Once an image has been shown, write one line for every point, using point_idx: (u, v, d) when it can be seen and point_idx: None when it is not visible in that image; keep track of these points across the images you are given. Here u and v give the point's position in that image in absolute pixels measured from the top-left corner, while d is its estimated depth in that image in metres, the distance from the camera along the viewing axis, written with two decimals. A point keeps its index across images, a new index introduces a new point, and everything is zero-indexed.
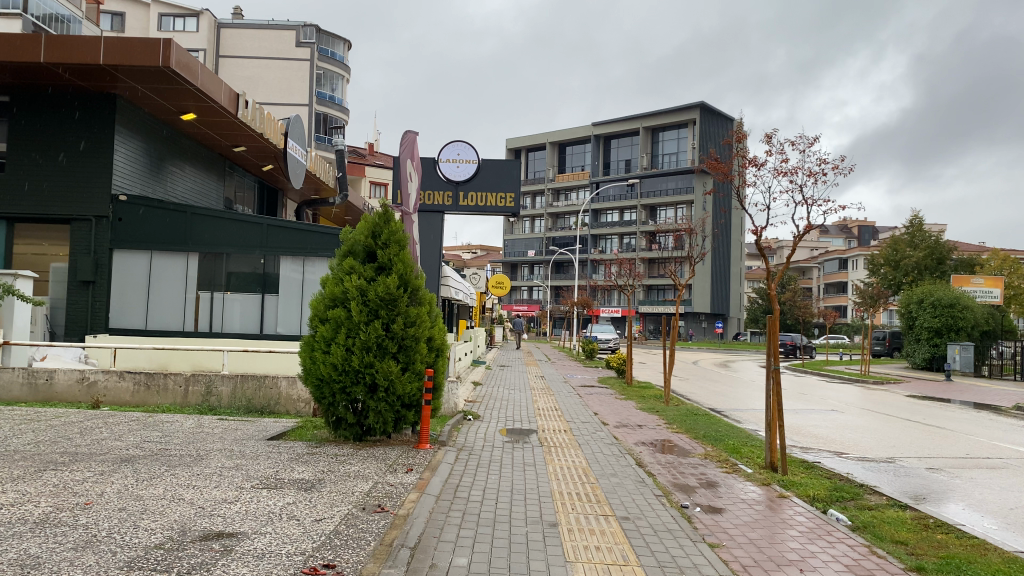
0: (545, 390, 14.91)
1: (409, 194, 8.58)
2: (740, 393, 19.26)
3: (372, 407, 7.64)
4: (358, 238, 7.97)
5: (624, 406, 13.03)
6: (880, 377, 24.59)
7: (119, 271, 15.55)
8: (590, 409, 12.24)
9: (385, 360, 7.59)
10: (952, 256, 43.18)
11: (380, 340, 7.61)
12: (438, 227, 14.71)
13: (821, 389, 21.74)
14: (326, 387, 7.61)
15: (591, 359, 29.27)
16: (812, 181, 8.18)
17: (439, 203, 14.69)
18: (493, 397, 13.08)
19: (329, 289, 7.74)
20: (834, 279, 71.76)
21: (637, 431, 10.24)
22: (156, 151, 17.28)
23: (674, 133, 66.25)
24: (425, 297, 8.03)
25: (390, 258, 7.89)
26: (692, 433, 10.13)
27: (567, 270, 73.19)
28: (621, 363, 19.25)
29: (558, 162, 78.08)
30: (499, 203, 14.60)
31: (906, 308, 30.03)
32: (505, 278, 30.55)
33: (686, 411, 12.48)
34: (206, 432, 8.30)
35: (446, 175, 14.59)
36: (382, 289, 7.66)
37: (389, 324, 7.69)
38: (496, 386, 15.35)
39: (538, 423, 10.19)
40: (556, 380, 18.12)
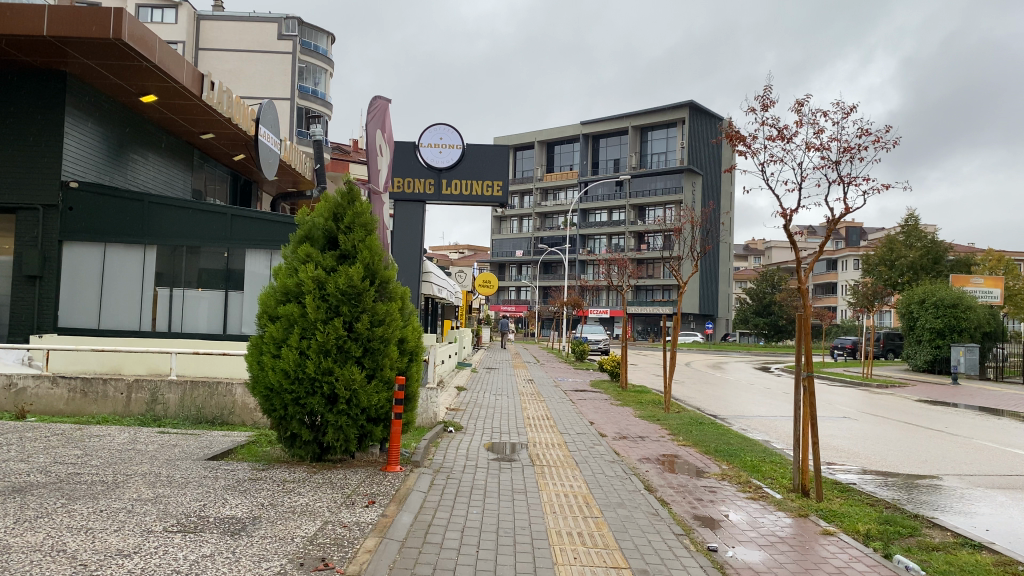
0: (535, 396, 13.71)
1: (378, 169, 7.32)
2: (740, 398, 18.16)
3: (330, 422, 6.42)
4: (317, 221, 6.75)
5: (622, 415, 11.84)
6: (882, 381, 23.57)
7: (69, 264, 14.21)
8: (585, 418, 11.06)
9: (347, 367, 6.37)
10: (949, 256, 42.37)
11: (340, 342, 6.39)
12: (418, 218, 13.44)
13: (823, 392, 20.69)
14: (276, 398, 6.42)
15: (580, 360, 28.12)
16: (849, 156, 7.04)
17: (420, 190, 13.45)
18: (478, 404, 11.88)
19: (281, 281, 6.53)
20: (823, 279, 71.14)
21: (640, 444, 9.07)
22: (115, 138, 15.96)
23: (663, 132, 65.35)
24: (395, 292, 6.81)
25: (355, 244, 6.67)
26: (702, 446, 8.95)
27: (555, 270, 72.09)
28: (615, 366, 18.04)
29: (546, 161, 77.08)
30: (486, 192, 13.42)
31: (907, 309, 29.06)
32: (492, 277, 29.37)
33: (690, 420, 11.33)
34: (135, 449, 7.01)
35: (427, 161, 13.38)
36: (343, 281, 6.44)
37: (351, 322, 6.47)
38: (483, 391, 14.13)
39: (527, 436, 8.99)
40: (546, 383, 16.92)
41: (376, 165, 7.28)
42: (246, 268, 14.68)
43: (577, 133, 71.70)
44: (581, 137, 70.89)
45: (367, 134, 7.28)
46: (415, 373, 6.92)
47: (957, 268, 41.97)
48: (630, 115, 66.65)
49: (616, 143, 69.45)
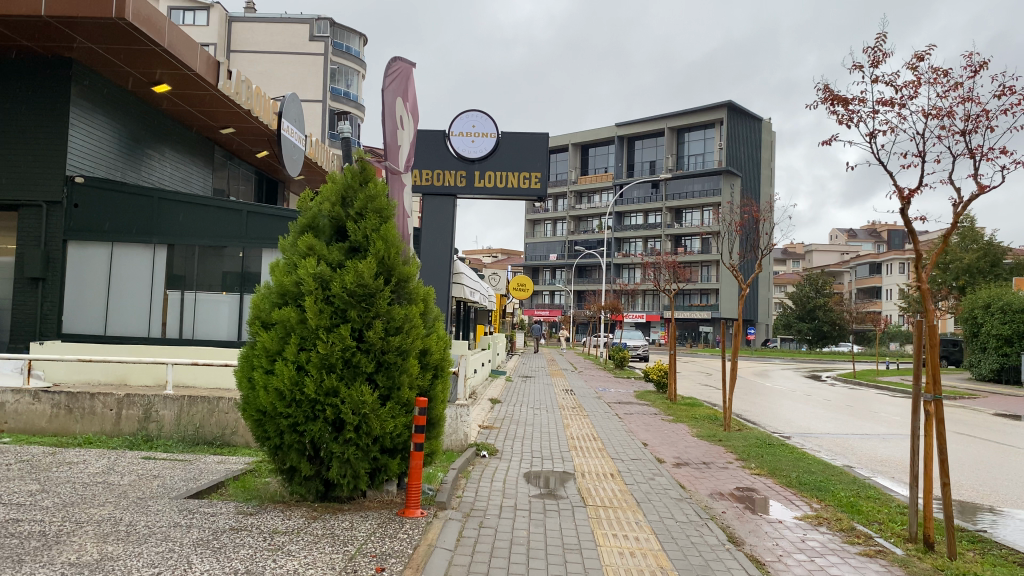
0: (577, 410, 12.41)
1: (398, 145, 6.06)
2: (797, 411, 16.69)
3: (335, 454, 5.17)
4: (324, 208, 5.54)
5: (677, 434, 10.49)
6: (947, 391, 21.90)
7: (75, 265, 13.19)
8: (637, 438, 9.74)
9: (356, 385, 5.14)
10: (1007, 258, 40.20)
11: (348, 354, 5.15)
12: (448, 214, 12.23)
13: (885, 404, 19.11)
14: (270, 423, 5.21)
15: (619, 368, 26.76)
16: (984, 122, 5.61)
17: (450, 184, 12.22)
18: (515, 420, 10.61)
19: (278, 280, 5.32)
20: (867, 283, 69.03)
21: (705, 475, 7.74)
22: (129, 132, 15.00)
23: (701, 133, 63.63)
24: (416, 293, 5.54)
25: (368, 234, 5.43)
26: (780, 477, 7.59)
27: (591, 275, 70.69)
28: (662, 375, 16.59)
29: (581, 164, 75.61)
30: (522, 184, 12.12)
31: (970, 314, 27.20)
32: (527, 280, 28.15)
33: (757, 441, 9.96)
34: (106, 483, 5.83)
35: (457, 151, 12.16)
36: (352, 279, 5.20)
37: (361, 328, 5.23)
38: (519, 403, 12.86)
39: (574, 463, 7.69)
40: (587, 395, 15.60)
41: (394, 140, 6.02)
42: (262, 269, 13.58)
43: (612, 135, 70.25)
44: (617, 139, 69.43)
45: (384, 102, 6.03)
46: (444, 391, 5.66)
47: (1016, 271, 39.79)
48: (667, 116, 65.01)
49: (652, 144, 67.83)
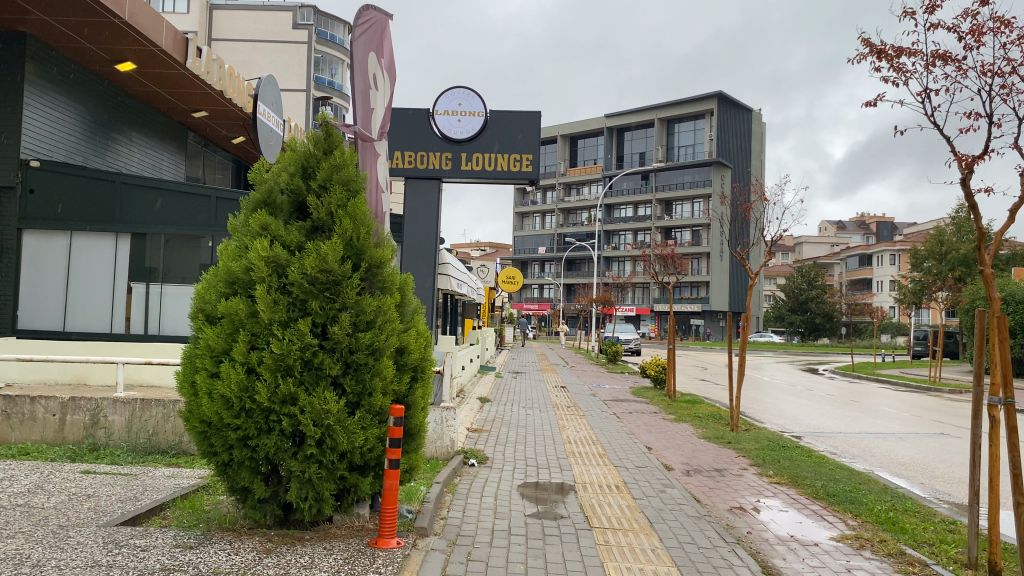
0: (573, 409, 11.58)
1: (371, 108, 5.17)
2: (802, 406, 15.91)
3: (294, 474, 4.31)
4: (281, 180, 4.67)
5: (683, 435, 9.69)
6: (951, 385, 21.23)
7: (31, 255, 12.27)
8: (640, 442, 8.91)
9: (319, 390, 4.28)
10: (1003, 249, 39.65)
11: (309, 354, 4.29)
12: (433, 199, 11.36)
13: (887, 399, 18.42)
14: (217, 436, 4.36)
15: (612, 363, 25.97)
16: None
17: (435, 167, 11.35)
18: (506, 422, 9.77)
19: (224, 266, 4.45)
20: (857, 275, 68.67)
21: (719, 485, 6.93)
22: (93, 114, 14.05)
23: (690, 124, 62.90)
24: (392, 281, 4.67)
25: (332, 211, 4.56)
26: (803, 488, 6.79)
27: (580, 267, 69.95)
28: (660, 370, 15.74)
29: (570, 156, 74.68)
30: (513, 168, 11.25)
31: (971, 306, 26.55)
32: (517, 272, 27.35)
33: (770, 444, 9.17)
34: (25, 505, 4.94)
35: (442, 131, 11.29)
36: (313, 264, 4.33)
37: (323, 322, 4.36)
38: (511, 402, 12.03)
39: (574, 473, 6.85)
40: (582, 392, 14.79)
41: (366, 101, 5.13)
42: None
43: (601, 127, 69.39)
44: (606, 130, 68.62)
45: (354, 57, 5.15)
46: (426, 394, 4.80)
47: (1012, 261, 39.24)
48: (657, 107, 64.22)
49: (642, 136, 67.02)
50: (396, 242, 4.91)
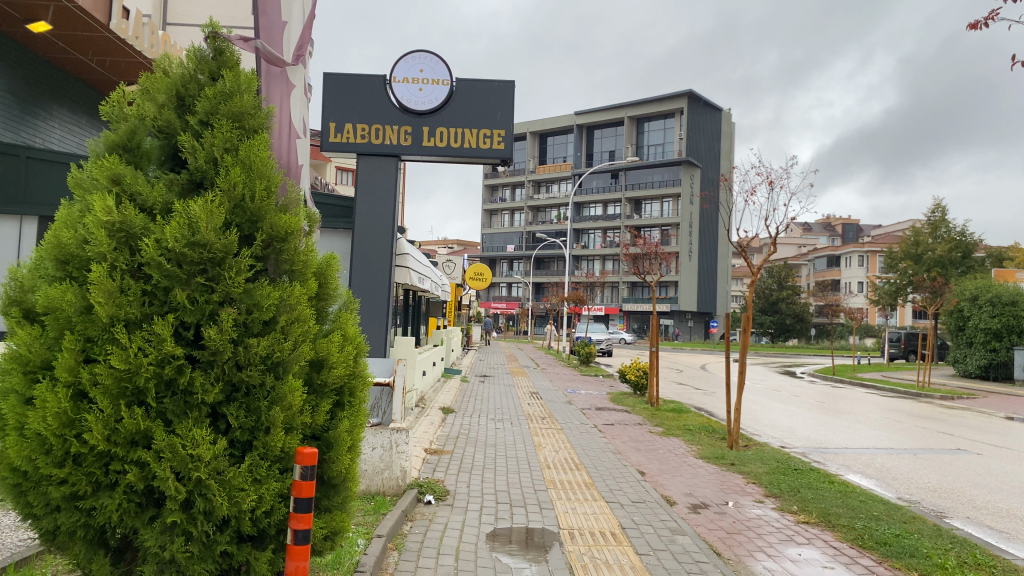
0: (548, 422, 10.16)
1: (282, 23, 3.72)
2: (792, 414, 14.66)
3: (151, 553, 2.82)
4: (146, 115, 3.19)
5: (676, 455, 8.31)
6: (940, 390, 20.17)
7: None
8: (629, 465, 7.54)
9: (188, 429, 2.81)
10: (978, 251, 38.95)
11: (173, 373, 2.82)
12: (390, 179, 9.88)
13: (879, 405, 17.29)
14: (32, 493, 2.85)
15: (585, 365, 24.66)
16: None
17: (393, 143, 9.87)
18: (472, 439, 8.33)
19: (49, 235, 2.94)
20: (826, 276, 68.29)
21: (736, 527, 5.57)
22: (6, 84, 12.29)
23: (661, 123, 61.88)
24: (305, 263, 3.20)
25: (216, 157, 3.09)
26: (841, 530, 5.46)
27: (549, 266, 68.70)
28: (641, 375, 14.36)
29: (540, 154, 73.29)
30: (483, 145, 9.80)
31: (955, 307, 25.62)
32: (485, 268, 25.96)
33: (780, 466, 7.86)
34: None
35: (401, 102, 9.83)
36: (176, 232, 2.84)
37: (196, 324, 2.88)
38: (478, 414, 10.59)
39: (557, 516, 5.45)
40: (556, 399, 13.39)
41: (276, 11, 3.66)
42: None
43: (571, 124, 68.15)
44: (576, 128, 67.42)
45: None
46: (355, 426, 3.35)
47: (987, 263, 38.67)
48: (627, 105, 63.19)
49: (611, 134, 65.94)
50: (313, 210, 3.44)
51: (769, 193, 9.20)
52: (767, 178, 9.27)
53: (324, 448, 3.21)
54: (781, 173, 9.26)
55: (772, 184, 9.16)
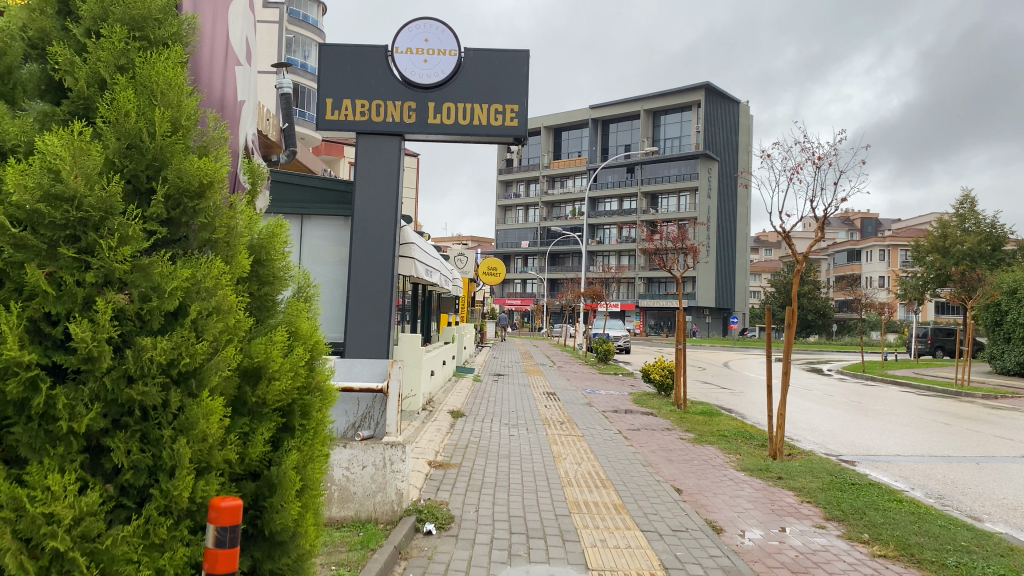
0: (567, 428, 9.21)
1: None
2: (828, 416, 13.64)
3: None
4: (13, 23, 2.24)
5: (714, 467, 7.34)
6: (981, 388, 19.07)
7: None
8: (663, 480, 6.58)
9: (44, 478, 1.85)
10: (1009, 244, 37.59)
11: (23, 392, 1.86)
12: (390, 159, 8.93)
13: (918, 404, 16.28)
14: None
15: (604, 363, 23.69)
16: None
17: (396, 121, 8.92)
18: (483, 449, 7.38)
19: None
20: (846, 271, 67.08)
21: (803, 563, 4.58)
22: None
23: (677, 115, 60.73)
24: (232, 234, 2.27)
25: (105, 78, 2.14)
26: (932, 570, 4.47)
27: (564, 262, 67.71)
28: (666, 375, 13.34)
29: (554, 149, 72.21)
30: (494, 122, 8.84)
31: (992, 301, 24.46)
32: (498, 262, 25.10)
33: (835, 480, 6.88)
34: None
35: (404, 75, 8.88)
36: (27, 182, 1.89)
37: (64, 317, 1.93)
38: (490, 418, 9.65)
39: (584, 551, 4.47)
40: (574, 401, 12.44)
41: None
42: None
43: (586, 118, 67.08)
44: (591, 122, 66.36)
45: None
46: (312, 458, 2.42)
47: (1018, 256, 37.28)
48: (643, 98, 62.03)
49: (626, 128, 64.83)
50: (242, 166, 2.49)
51: (816, 170, 8.26)
52: (814, 154, 8.33)
53: (265, 491, 2.29)
54: (829, 148, 8.33)
55: (821, 161, 8.23)
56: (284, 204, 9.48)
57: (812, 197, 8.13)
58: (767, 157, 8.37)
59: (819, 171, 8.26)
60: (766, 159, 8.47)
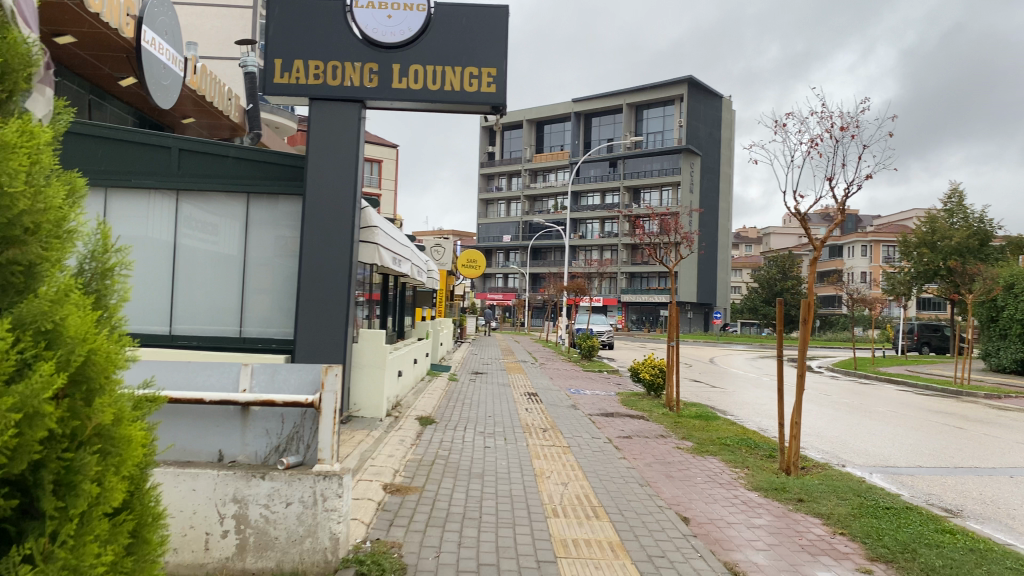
0: (548, 435, 8.17)
1: None
2: (829, 419, 12.68)
3: None
4: None
5: (723, 486, 6.31)
6: (983, 387, 18.21)
7: None
8: (664, 506, 5.53)
9: None
10: (998, 239, 36.88)
11: None
12: (348, 129, 7.83)
13: (919, 404, 15.40)
14: None
15: (588, 360, 22.66)
16: None
17: (354, 84, 7.79)
18: (452, 465, 6.29)
19: None
20: (828, 266, 66.62)
21: None
22: None
23: (660, 109, 59.74)
24: None
25: None
26: None
27: (546, 256, 66.66)
28: (657, 374, 12.28)
29: (535, 142, 70.95)
30: (468, 88, 7.78)
31: (990, 297, 23.65)
32: (479, 254, 24.00)
33: (864, 503, 5.86)
34: None
35: (365, 31, 7.74)
36: None
37: None
38: (462, 425, 8.59)
39: None
40: (555, 402, 11.40)
41: None
42: None
43: (567, 111, 65.93)
44: (572, 115, 65.23)
45: None
46: (56, 520, 1.80)
47: (1007, 252, 36.54)
48: (625, 92, 60.97)
49: (609, 121, 63.77)
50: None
51: (839, 143, 7.28)
52: (835, 125, 7.35)
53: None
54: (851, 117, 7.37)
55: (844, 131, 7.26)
56: (228, 182, 8.32)
57: (833, 173, 7.14)
58: (781, 127, 7.37)
59: (840, 144, 7.26)
60: (780, 130, 7.45)
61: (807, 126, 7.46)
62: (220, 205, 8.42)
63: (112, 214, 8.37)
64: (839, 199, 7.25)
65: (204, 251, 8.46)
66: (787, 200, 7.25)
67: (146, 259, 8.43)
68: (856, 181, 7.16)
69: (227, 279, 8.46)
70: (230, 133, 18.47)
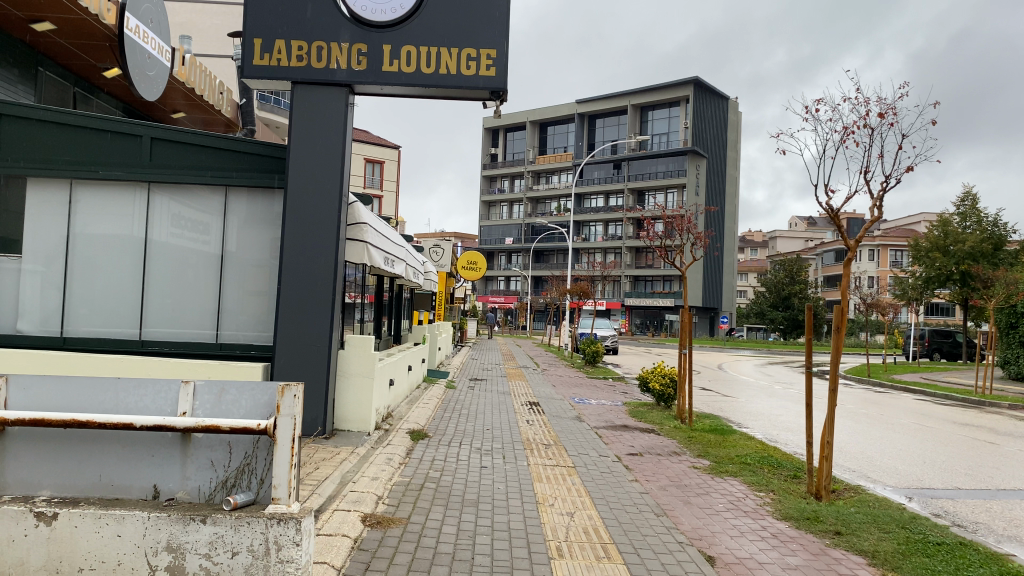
0: (551, 452, 7.48)
1: None
2: (848, 431, 11.97)
3: None
4: None
5: (749, 515, 5.63)
6: (1005, 397, 17.44)
7: None
8: (682, 541, 4.84)
9: None
10: (1011, 244, 36.04)
11: None
12: (333, 115, 7.16)
13: (941, 415, 14.66)
14: None
15: (592, 366, 21.96)
16: None
17: (341, 67, 7.13)
18: (443, 490, 5.60)
19: None
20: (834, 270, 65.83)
21: None
22: None
23: (665, 112, 59.06)
24: None
25: None
26: None
27: (549, 259, 65.96)
28: (667, 384, 11.57)
29: (539, 144, 70.25)
30: (466, 70, 7.08)
31: (1008, 304, 22.88)
32: (480, 256, 23.32)
33: (911, 536, 5.16)
34: None
35: (353, 9, 7.08)
36: None
37: None
38: (458, 439, 7.90)
39: None
40: (559, 412, 10.71)
41: None
42: (14, 204, 7.72)
43: (571, 113, 65.24)
44: (577, 117, 64.56)
45: None
46: None
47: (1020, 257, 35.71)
48: (630, 93, 60.29)
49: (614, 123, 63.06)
50: None
51: (876, 133, 6.57)
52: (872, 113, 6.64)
53: None
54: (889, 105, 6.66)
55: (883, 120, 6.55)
56: (204, 174, 7.66)
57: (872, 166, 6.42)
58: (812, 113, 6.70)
59: (879, 134, 6.54)
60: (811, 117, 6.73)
61: (838, 113, 6.83)
62: (197, 199, 7.78)
63: (81, 209, 7.73)
64: (875, 196, 6.54)
65: (181, 249, 7.80)
66: (816, 194, 6.59)
67: (117, 258, 7.76)
68: (892, 172, 6.47)
69: (204, 280, 7.79)
70: (223, 129, 17.81)
